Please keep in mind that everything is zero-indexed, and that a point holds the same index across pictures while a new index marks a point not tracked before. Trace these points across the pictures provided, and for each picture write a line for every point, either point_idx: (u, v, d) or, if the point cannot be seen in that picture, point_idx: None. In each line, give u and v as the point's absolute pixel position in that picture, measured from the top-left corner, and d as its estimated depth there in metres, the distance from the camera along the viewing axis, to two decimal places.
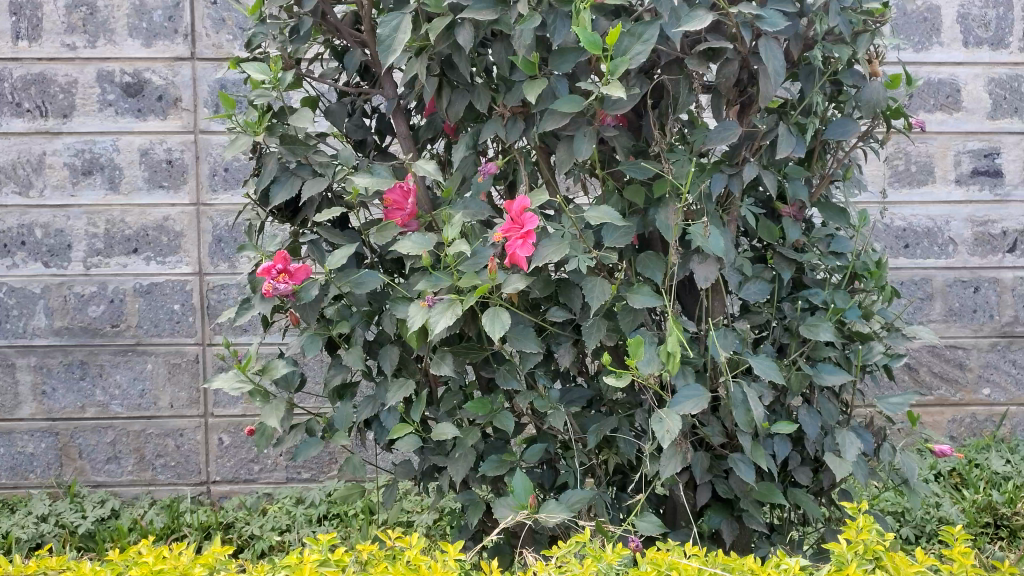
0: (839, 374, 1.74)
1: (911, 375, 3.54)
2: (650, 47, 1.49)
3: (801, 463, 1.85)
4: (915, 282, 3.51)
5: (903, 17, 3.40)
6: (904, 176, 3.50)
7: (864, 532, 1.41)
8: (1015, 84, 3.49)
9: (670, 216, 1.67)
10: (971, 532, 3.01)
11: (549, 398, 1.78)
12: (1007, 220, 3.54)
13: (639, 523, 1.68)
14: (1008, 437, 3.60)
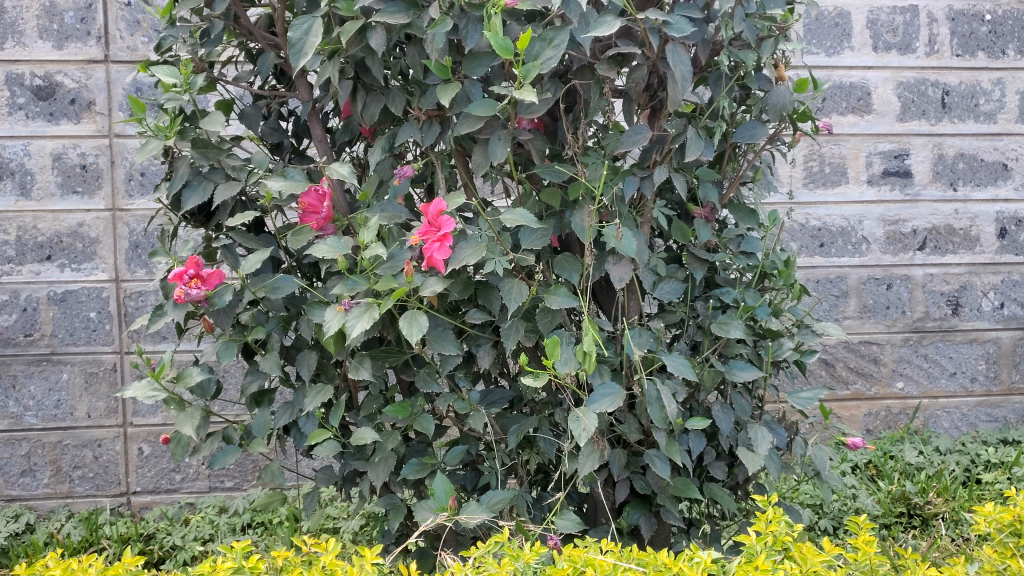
0: (751, 371, 1.79)
1: (828, 371, 3.66)
2: (561, 52, 1.51)
3: (716, 458, 1.89)
4: (830, 280, 3.61)
5: (815, 22, 3.50)
6: (818, 178, 3.59)
7: (773, 524, 1.44)
8: (923, 88, 3.61)
9: (585, 218, 1.68)
10: (887, 522, 3.09)
11: (468, 400, 1.79)
12: (917, 219, 3.65)
13: (558, 521, 1.69)
14: (921, 429, 3.73)
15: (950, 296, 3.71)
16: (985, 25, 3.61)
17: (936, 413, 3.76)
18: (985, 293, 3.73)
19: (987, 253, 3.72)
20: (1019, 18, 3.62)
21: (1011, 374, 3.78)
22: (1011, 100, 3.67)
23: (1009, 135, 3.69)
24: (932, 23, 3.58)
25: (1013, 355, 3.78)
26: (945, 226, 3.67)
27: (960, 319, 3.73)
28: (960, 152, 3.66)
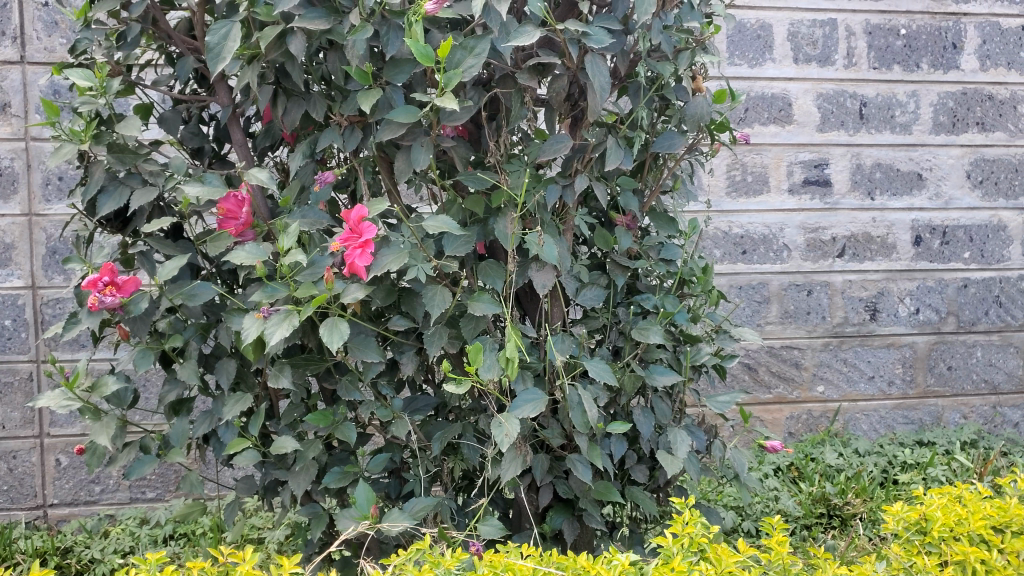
0: (670, 375, 1.81)
1: (751, 375, 3.74)
2: (481, 60, 1.52)
3: (638, 461, 1.92)
4: (752, 287, 3.70)
5: (738, 34, 3.58)
6: (740, 187, 3.67)
7: (689, 526, 1.48)
8: (842, 99, 3.71)
9: (508, 225, 1.69)
10: (808, 523, 3.17)
11: (391, 407, 1.78)
12: (836, 227, 3.75)
13: (481, 527, 1.69)
14: (841, 432, 3.83)
15: (868, 302, 3.81)
16: (900, 39, 3.72)
17: (855, 416, 3.86)
18: (901, 298, 3.84)
19: (903, 260, 3.82)
20: (933, 32, 3.74)
21: (926, 377, 3.90)
22: (925, 112, 3.78)
23: (924, 146, 3.79)
24: (850, 37, 3.68)
25: (928, 359, 3.89)
26: (862, 234, 3.77)
27: (878, 324, 3.84)
28: (876, 162, 3.76)
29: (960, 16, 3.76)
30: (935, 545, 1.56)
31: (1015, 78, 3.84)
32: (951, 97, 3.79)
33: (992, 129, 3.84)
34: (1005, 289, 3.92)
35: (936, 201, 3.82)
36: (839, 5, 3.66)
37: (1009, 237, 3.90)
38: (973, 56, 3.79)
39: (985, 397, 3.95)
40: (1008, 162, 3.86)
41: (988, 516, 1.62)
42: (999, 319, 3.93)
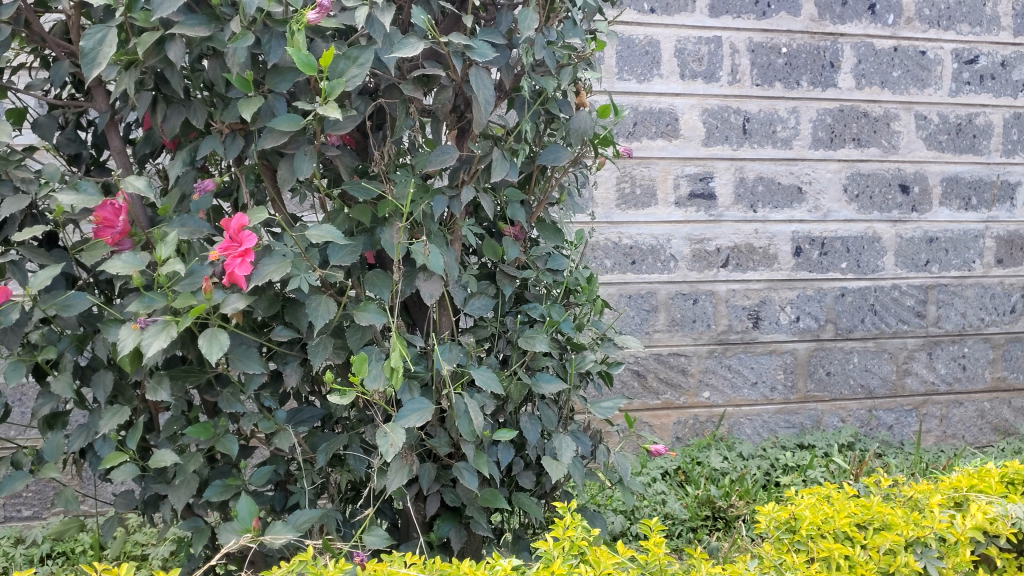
0: (556, 383, 1.84)
1: (640, 382, 3.84)
2: (365, 70, 1.52)
3: (525, 468, 1.94)
4: (640, 296, 3.80)
5: (627, 50, 3.67)
6: (629, 199, 3.76)
7: (570, 529, 1.52)
8: (726, 115, 3.83)
9: (394, 234, 1.66)
10: (693, 525, 3.26)
11: (275, 419, 1.76)
12: (720, 238, 3.88)
13: (366, 538, 1.68)
14: (726, 436, 3.96)
15: (751, 310, 3.95)
16: (781, 57, 3.86)
17: (739, 420, 3.99)
18: (783, 307, 3.98)
19: (784, 270, 3.97)
20: (811, 52, 3.89)
21: (806, 383, 4.05)
22: (805, 128, 3.93)
23: (804, 160, 3.94)
24: (734, 54, 3.81)
25: (809, 365, 4.04)
26: (745, 245, 3.91)
27: (761, 331, 3.97)
28: (759, 176, 3.89)
29: (837, 37, 3.91)
30: (804, 542, 1.64)
31: (888, 96, 4.02)
32: (828, 114, 3.95)
33: (867, 145, 4.01)
34: (879, 298, 4.10)
35: (815, 214, 3.98)
36: (723, 23, 3.77)
37: (883, 249, 4.08)
38: (849, 75, 3.95)
39: (861, 401, 4.14)
40: (882, 177, 4.05)
41: (853, 515, 1.68)
42: (874, 326, 4.11)
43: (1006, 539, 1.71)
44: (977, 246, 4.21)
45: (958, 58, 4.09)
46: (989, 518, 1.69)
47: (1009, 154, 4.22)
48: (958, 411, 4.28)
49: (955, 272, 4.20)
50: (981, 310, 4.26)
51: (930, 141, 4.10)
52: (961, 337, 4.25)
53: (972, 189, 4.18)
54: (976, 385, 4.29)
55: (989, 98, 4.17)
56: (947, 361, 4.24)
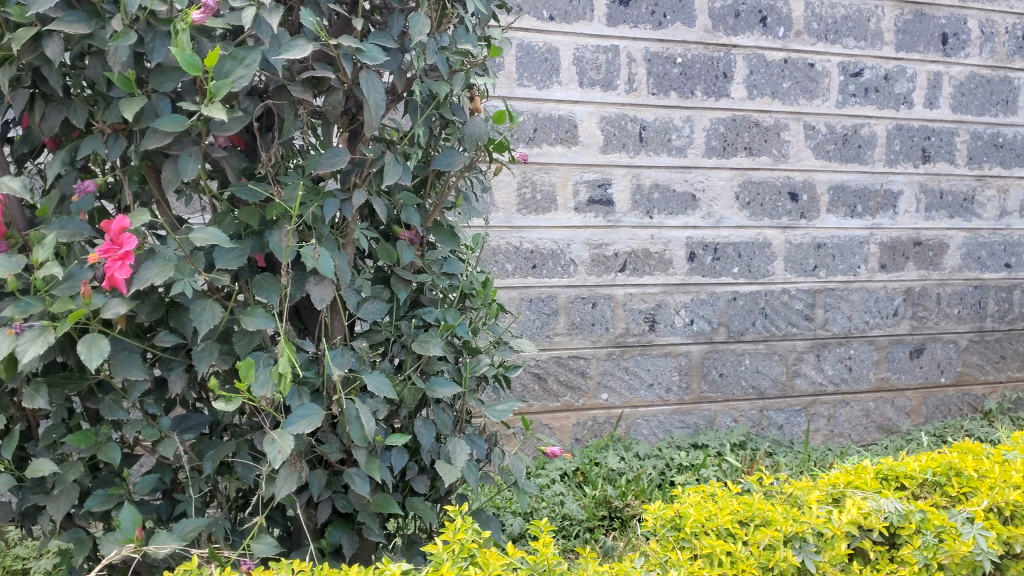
0: (450, 387, 1.82)
1: (541, 385, 3.88)
2: (252, 71, 1.51)
3: (419, 473, 1.91)
4: (541, 299, 3.83)
5: (527, 56, 3.70)
6: (530, 204, 3.79)
7: (460, 532, 1.53)
8: (623, 123, 3.89)
9: (283, 237, 1.64)
10: (591, 525, 3.30)
11: (159, 426, 1.72)
12: (618, 243, 3.94)
13: (254, 545, 1.66)
14: (623, 437, 4.02)
15: (648, 313, 4.02)
16: (676, 67, 3.95)
17: (636, 421, 4.07)
18: (677, 310, 4.07)
19: (678, 274, 4.06)
20: (705, 62, 3.99)
21: (700, 384, 4.15)
22: (699, 137, 4.03)
23: (698, 168, 4.04)
24: (631, 63, 3.88)
25: (703, 367, 4.14)
26: (642, 250, 3.98)
27: (657, 334, 4.05)
28: (655, 183, 3.97)
29: (730, 48, 4.03)
30: (688, 539, 1.68)
31: (779, 107, 4.15)
32: (721, 123, 4.06)
33: (758, 154, 4.14)
34: (769, 301, 4.23)
35: (708, 220, 4.08)
36: (620, 32, 3.84)
37: (774, 254, 4.21)
38: (742, 85, 4.07)
39: (753, 402, 4.26)
40: (772, 185, 4.17)
41: (736, 512, 1.74)
42: (764, 329, 4.24)
43: (880, 531, 1.77)
44: (862, 251, 4.39)
45: (844, 71, 4.25)
46: (863, 513, 1.76)
47: (892, 163, 4.40)
48: (845, 410, 4.44)
49: (841, 277, 4.36)
50: (866, 313, 4.43)
51: (817, 150, 4.25)
52: (847, 339, 4.42)
53: (857, 197, 4.35)
54: (861, 385, 4.47)
55: (873, 110, 4.34)
56: (834, 362, 4.40)
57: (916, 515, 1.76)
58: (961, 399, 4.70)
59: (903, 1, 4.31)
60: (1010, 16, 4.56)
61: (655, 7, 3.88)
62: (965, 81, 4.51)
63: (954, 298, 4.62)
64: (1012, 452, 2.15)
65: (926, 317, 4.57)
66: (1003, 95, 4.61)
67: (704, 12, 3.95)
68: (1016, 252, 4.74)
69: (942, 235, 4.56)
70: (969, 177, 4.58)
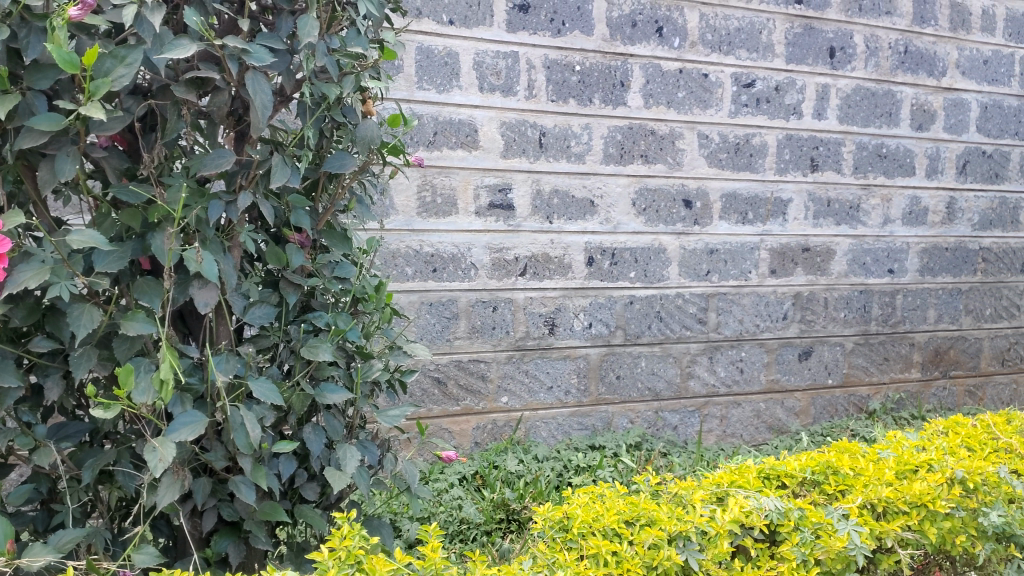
0: (341, 393, 1.79)
1: (441, 389, 3.87)
2: (134, 70, 1.47)
3: (309, 480, 1.88)
4: (441, 303, 3.83)
5: (426, 60, 3.69)
6: (430, 208, 3.78)
7: (346, 539, 1.53)
8: (523, 128, 3.92)
9: (166, 240, 1.60)
10: (488, 529, 3.30)
11: (35, 434, 1.66)
12: (518, 248, 3.97)
13: (134, 556, 1.62)
14: (523, 439, 4.04)
15: (547, 317, 4.06)
16: (575, 75, 4.00)
17: (536, 423, 4.10)
18: (576, 314, 4.12)
19: (577, 279, 4.10)
20: (603, 70, 4.06)
21: (598, 386, 4.21)
22: (597, 144, 4.09)
23: (596, 175, 4.10)
24: (530, 70, 3.91)
25: (600, 369, 4.20)
26: (542, 255, 4.02)
27: (556, 338, 4.09)
28: (554, 189, 4.02)
29: (627, 57, 4.10)
30: (576, 541, 1.71)
31: (674, 116, 4.24)
32: (619, 131, 4.13)
33: (653, 161, 4.22)
34: (664, 305, 4.32)
35: (606, 226, 4.14)
36: (520, 38, 3.87)
37: (668, 259, 4.30)
38: (638, 95, 4.15)
39: (648, 403, 4.34)
40: (667, 192, 4.26)
41: (621, 513, 1.78)
42: (660, 332, 4.33)
43: (761, 529, 1.83)
44: (753, 257, 4.52)
45: (737, 82, 4.37)
46: (745, 511, 1.81)
47: (782, 172, 4.54)
48: (736, 411, 4.57)
49: (733, 282, 4.48)
50: (757, 317, 4.56)
51: (711, 159, 4.36)
52: (739, 342, 4.54)
53: (748, 205, 4.48)
54: (752, 387, 4.60)
55: (764, 120, 4.47)
56: (726, 364, 4.52)
57: (794, 513, 1.83)
58: (846, 399, 4.88)
59: (793, 15, 4.46)
60: (894, 32, 4.76)
61: (554, 15, 3.93)
62: (851, 94, 4.69)
63: (841, 302, 4.79)
64: (886, 451, 2.24)
65: (814, 320, 4.73)
66: (886, 108, 4.81)
67: (602, 21, 4.02)
68: (898, 259, 4.95)
69: (829, 242, 4.72)
70: (854, 186, 4.76)
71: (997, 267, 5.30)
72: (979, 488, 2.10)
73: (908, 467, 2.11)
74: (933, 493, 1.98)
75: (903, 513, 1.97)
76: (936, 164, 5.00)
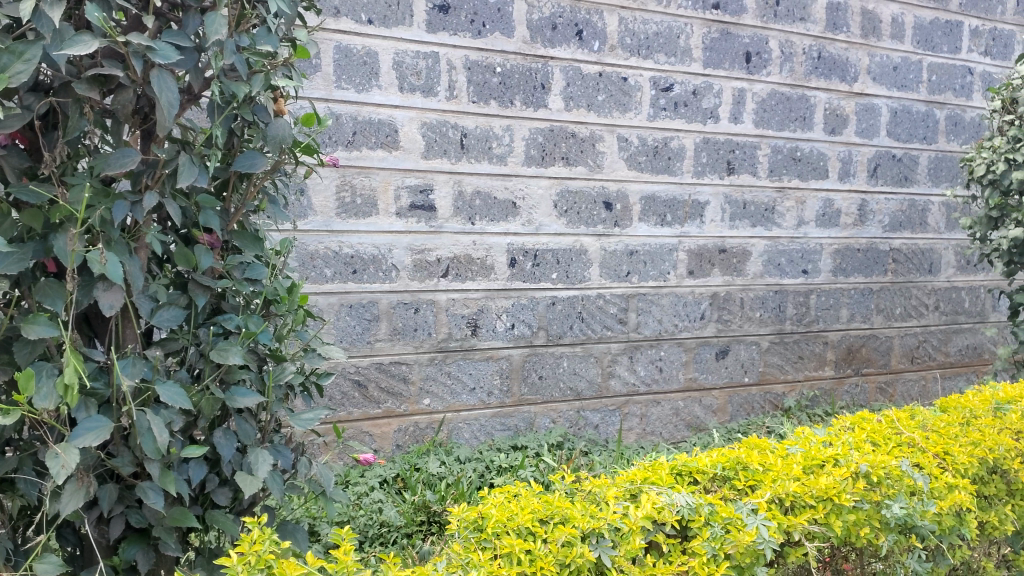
0: (252, 397, 1.77)
1: (361, 392, 3.85)
2: (32, 66, 1.43)
3: (220, 484, 1.85)
4: (361, 305, 3.81)
5: (345, 59, 3.67)
6: (349, 208, 3.75)
7: (256, 544, 1.52)
8: (444, 129, 3.92)
9: (68, 241, 1.57)
10: (409, 531, 3.29)
11: None
12: (440, 249, 3.96)
13: (37, 566, 1.57)
14: (445, 441, 4.04)
15: (469, 318, 4.06)
16: (496, 76, 4.02)
17: (458, 425, 4.09)
18: (499, 315, 4.13)
19: (500, 280, 4.11)
20: (523, 72, 4.08)
21: (520, 387, 4.22)
22: (518, 145, 4.10)
23: (517, 176, 4.12)
24: (451, 71, 3.91)
25: (523, 370, 4.22)
26: (464, 256, 4.02)
27: (478, 339, 4.09)
28: (476, 190, 4.02)
29: (548, 59, 4.13)
30: (490, 540, 1.72)
31: (594, 118, 4.29)
32: (540, 133, 4.15)
33: (574, 164, 4.26)
34: (586, 306, 4.36)
35: (528, 228, 4.16)
36: (440, 39, 3.86)
37: (590, 260, 4.34)
38: (559, 97, 4.18)
39: (570, 403, 4.38)
40: (588, 194, 4.30)
41: (536, 511, 1.80)
42: (581, 332, 4.36)
43: (672, 525, 1.86)
44: (672, 258, 4.59)
45: (655, 86, 4.44)
46: (657, 507, 1.84)
47: (699, 175, 4.63)
48: (656, 409, 4.63)
49: (652, 282, 4.55)
50: (676, 317, 4.64)
51: (630, 162, 4.42)
52: (658, 341, 4.61)
53: (667, 207, 4.55)
54: (671, 386, 4.67)
55: (682, 123, 4.55)
56: (646, 364, 4.58)
57: (705, 508, 1.86)
58: (762, 397, 4.98)
59: (710, 19, 4.55)
60: (807, 38, 4.89)
61: (475, 16, 3.94)
62: (767, 98, 4.79)
63: (756, 302, 4.90)
64: (794, 447, 2.31)
65: (731, 320, 4.82)
66: (801, 112, 4.93)
67: (522, 23, 4.04)
68: (812, 260, 5.08)
69: (745, 243, 4.82)
70: (769, 189, 4.87)
71: (907, 268, 5.48)
72: (882, 481, 2.17)
73: (815, 462, 2.19)
74: (838, 487, 2.04)
75: (809, 506, 2.03)
76: (848, 167, 5.15)
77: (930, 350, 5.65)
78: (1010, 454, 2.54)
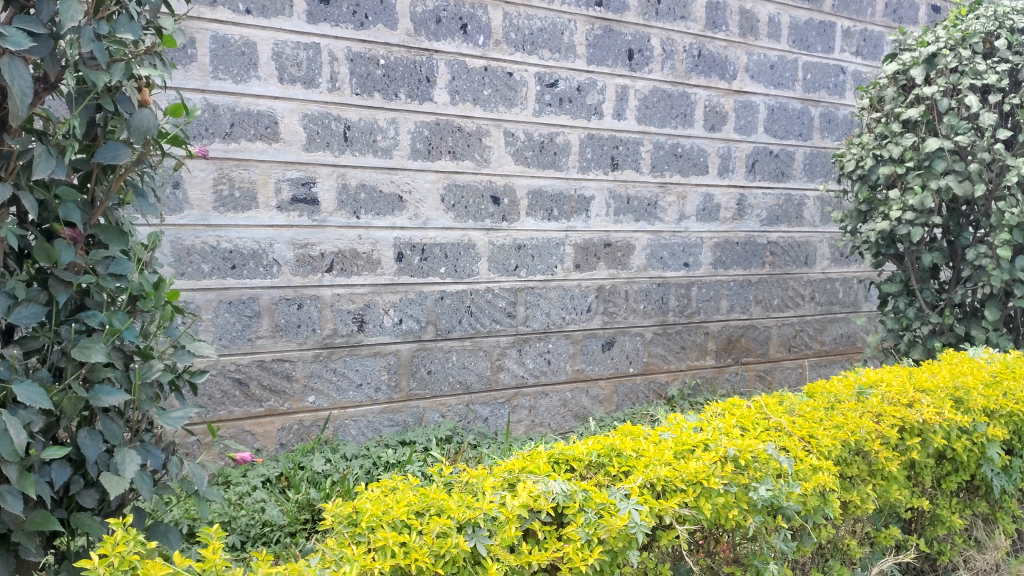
0: (117, 395, 1.72)
1: (242, 390, 3.78)
2: None
3: (86, 487, 1.79)
4: (242, 301, 3.74)
5: (222, 48, 3.59)
6: (228, 202, 3.68)
7: (119, 545, 1.49)
8: (326, 121, 3.87)
9: None
10: (292, 530, 3.25)
11: None
12: (324, 244, 3.91)
13: None
14: (330, 438, 4.00)
15: (356, 314, 4.03)
16: (380, 68, 3.99)
17: (344, 422, 4.06)
18: (386, 310, 4.11)
19: (386, 274, 4.09)
20: (407, 65, 4.06)
21: (408, 382, 4.21)
22: (404, 139, 4.08)
23: (403, 170, 4.10)
24: (333, 62, 3.86)
25: (411, 365, 4.21)
26: (349, 251, 3.98)
27: (365, 335, 4.07)
28: (360, 183, 3.98)
29: (432, 53, 4.12)
30: (365, 534, 1.72)
31: (480, 113, 4.30)
32: (426, 126, 4.14)
33: (461, 158, 4.26)
34: (474, 300, 4.38)
35: (415, 221, 4.15)
36: (321, 30, 3.81)
37: (478, 255, 4.36)
38: (444, 91, 4.18)
39: (458, 397, 4.39)
40: (475, 188, 4.32)
41: (412, 504, 1.81)
42: (469, 326, 4.38)
43: (548, 512, 1.90)
44: (558, 252, 4.65)
45: (541, 81, 4.48)
46: (533, 496, 1.88)
47: (584, 170, 4.69)
48: (544, 401, 4.68)
49: (539, 276, 4.60)
50: (562, 310, 4.70)
51: (517, 157, 4.45)
52: (546, 334, 4.66)
53: (553, 201, 4.60)
54: (558, 377, 4.73)
55: (567, 119, 4.61)
56: (534, 357, 4.62)
57: (579, 495, 1.91)
58: (647, 386, 5.09)
59: (592, 16, 4.61)
60: (688, 36, 5.01)
61: (357, 8, 3.90)
62: (648, 95, 4.90)
63: (640, 294, 5.00)
64: (667, 433, 2.38)
65: (616, 312, 4.91)
66: (681, 108, 5.05)
67: (406, 15, 4.02)
68: (693, 253, 5.21)
69: (628, 237, 4.91)
70: (652, 184, 4.98)
71: (784, 260, 5.68)
72: (750, 464, 2.26)
73: (686, 448, 2.27)
74: (707, 472, 2.11)
75: (680, 490, 2.09)
76: (727, 163, 5.30)
77: (806, 339, 5.87)
78: (870, 436, 2.67)
